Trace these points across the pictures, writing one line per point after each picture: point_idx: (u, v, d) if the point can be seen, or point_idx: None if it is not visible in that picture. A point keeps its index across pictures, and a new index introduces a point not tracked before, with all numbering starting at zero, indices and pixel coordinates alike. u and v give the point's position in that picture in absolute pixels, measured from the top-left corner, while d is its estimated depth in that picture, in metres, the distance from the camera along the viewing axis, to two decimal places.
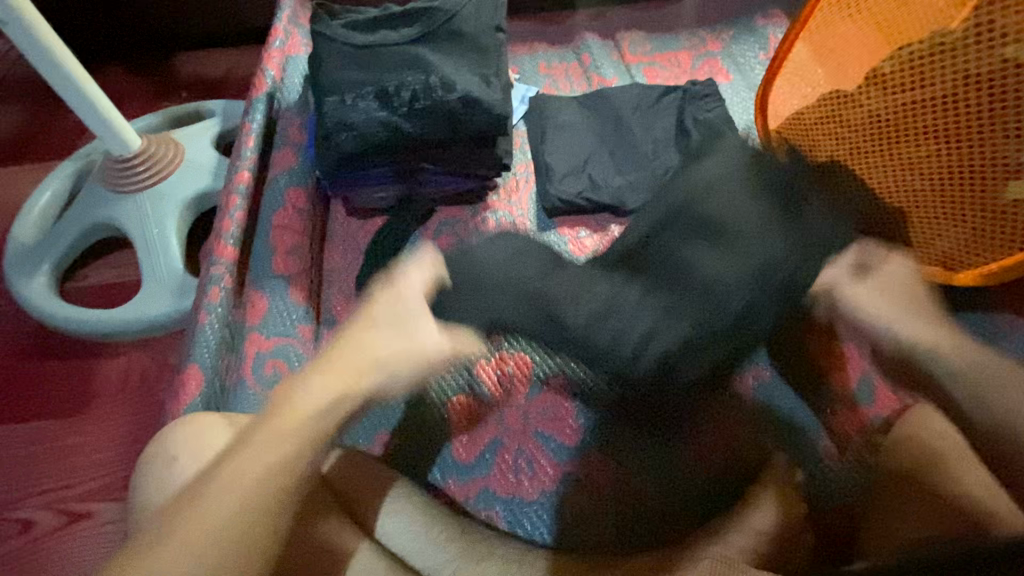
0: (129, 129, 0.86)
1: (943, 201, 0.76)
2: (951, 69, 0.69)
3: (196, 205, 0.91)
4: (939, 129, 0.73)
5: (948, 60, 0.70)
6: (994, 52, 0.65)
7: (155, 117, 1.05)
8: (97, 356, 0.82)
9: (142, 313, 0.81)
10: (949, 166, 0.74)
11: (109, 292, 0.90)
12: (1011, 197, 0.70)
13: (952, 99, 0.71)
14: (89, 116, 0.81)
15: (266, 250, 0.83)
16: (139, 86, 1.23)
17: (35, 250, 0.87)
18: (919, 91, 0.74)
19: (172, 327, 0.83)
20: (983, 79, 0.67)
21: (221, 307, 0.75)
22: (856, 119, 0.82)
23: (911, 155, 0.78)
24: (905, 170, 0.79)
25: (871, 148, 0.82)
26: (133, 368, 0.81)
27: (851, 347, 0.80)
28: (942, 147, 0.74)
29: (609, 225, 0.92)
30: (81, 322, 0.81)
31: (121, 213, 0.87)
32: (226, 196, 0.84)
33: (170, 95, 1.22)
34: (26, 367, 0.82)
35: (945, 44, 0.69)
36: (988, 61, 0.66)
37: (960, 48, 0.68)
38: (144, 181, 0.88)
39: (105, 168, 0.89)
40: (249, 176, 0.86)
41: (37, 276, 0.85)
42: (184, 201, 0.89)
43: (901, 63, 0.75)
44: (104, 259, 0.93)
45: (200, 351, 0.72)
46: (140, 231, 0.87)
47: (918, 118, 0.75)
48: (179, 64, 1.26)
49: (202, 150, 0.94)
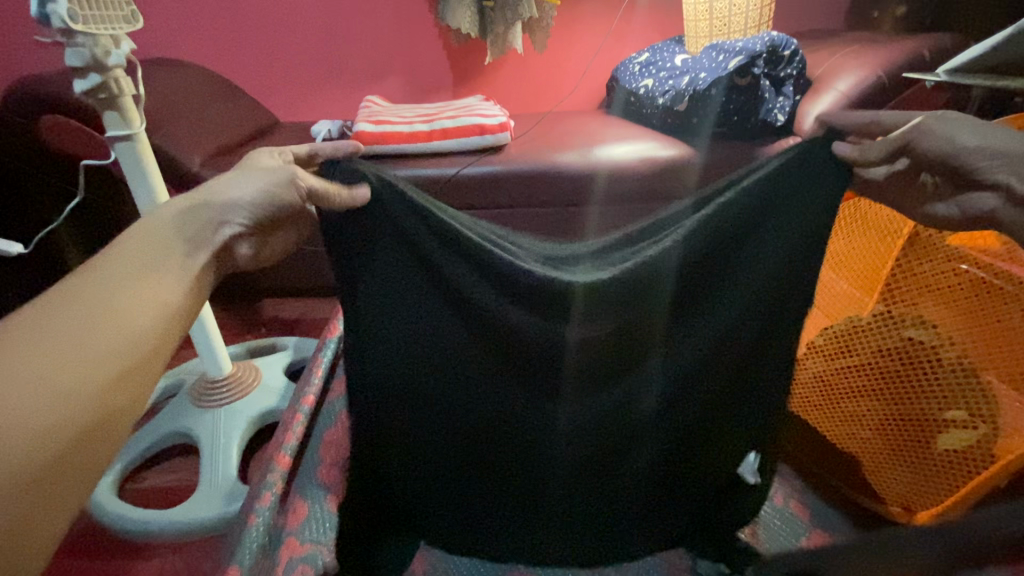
0: (225, 358, 1.09)
1: (886, 449, 0.93)
2: (870, 342, 0.95)
3: (201, 214, 0.58)
4: (903, 388, 0.91)
5: (870, 334, 0.95)
6: (901, 332, 0.92)
7: (239, 347, 1.32)
8: (135, 558, 0.92)
9: (191, 516, 0.93)
10: (884, 419, 0.93)
11: (161, 494, 1.03)
12: (949, 419, 0.87)
13: (888, 357, 0.93)
14: (202, 347, 1.06)
15: (299, 485, 0.92)
16: (229, 322, 1.55)
17: (113, 452, 1.04)
18: (850, 359, 0.98)
19: (213, 532, 0.94)
20: (897, 347, 0.92)
21: (268, 511, 0.86)
22: (805, 378, 1.04)
23: (853, 404, 0.97)
24: (852, 419, 0.97)
25: (821, 400, 1.01)
26: (163, 572, 0.89)
27: None
28: (882, 401, 0.94)
29: None
30: (132, 520, 0.93)
31: (196, 424, 1.05)
32: (291, 413, 1.02)
33: (251, 331, 1.52)
34: (70, 564, 0.91)
35: (863, 325, 0.96)
36: (898, 336, 0.92)
37: (878, 325, 0.95)
38: (223, 400, 1.07)
39: (196, 388, 1.10)
40: (313, 399, 1.05)
41: (106, 476, 1.00)
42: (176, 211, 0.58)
43: (830, 338, 1.01)
44: (165, 465, 1.08)
45: (242, 553, 0.80)
46: (208, 439, 1.03)
47: (877, 358, 0.94)
48: (263, 308, 1.60)
49: (275, 377, 1.16)
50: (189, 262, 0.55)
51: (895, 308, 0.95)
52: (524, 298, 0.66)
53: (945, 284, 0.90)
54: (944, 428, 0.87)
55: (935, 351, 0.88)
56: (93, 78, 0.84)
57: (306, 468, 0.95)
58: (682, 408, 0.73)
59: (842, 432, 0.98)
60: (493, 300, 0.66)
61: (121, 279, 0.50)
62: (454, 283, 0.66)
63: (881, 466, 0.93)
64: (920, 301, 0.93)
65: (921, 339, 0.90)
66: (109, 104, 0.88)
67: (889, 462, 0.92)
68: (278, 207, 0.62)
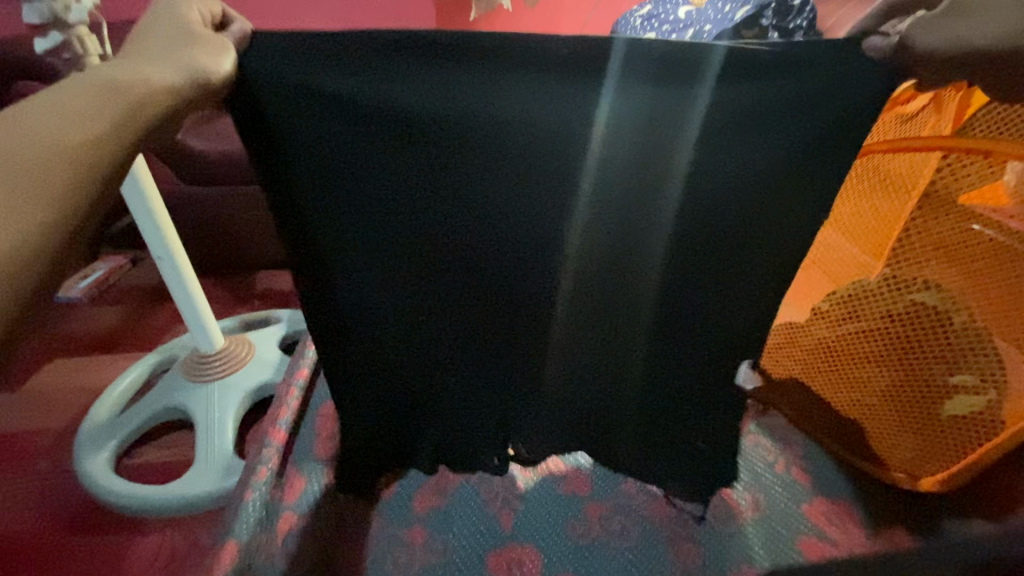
0: (217, 332, 1.07)
1: (891, 415, 0.91)
2: (878, 308, 0.92)
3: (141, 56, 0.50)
4: (911, 355, 0.88)
5: (878, 300, 0.92)
6: (911, 297, 0.88)
7: (232, 321, 1.29)
8: (134, 533, 0.91)
9: (187, 492, 0.92)
10: (889, 386, 0.91)
11: (158, 469, 1.02)
12: (954, 384, 0.85)
13: (896, 323, 0.90)
14: (192, 321, 1.03)
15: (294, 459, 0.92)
16: (222, 295, 1.52)
17: (107, 429, 1.03)
18: (856, 325, 0.94)
19: (211, 507, 0.93)
20: (906, 314, 0.88)
21: (264, 486, 0.86)
22: (808, 344, 1.00)
23: (859, 370, 0.94)
24: (858, 386, 0.94)
25: (824, 366, 0.98)
26: (163, 547, 0.89)
27: (841, 550, 0.84)
28: (888, 368, 0.91)
29: (618, 492, 0.92)
30: (129, 497, 0.92)
31: (189, 399, 1.04)
32: (285, 387, 1.00)
33: (245, 304, 1.49)
34: (69, 541, 0.91)
35: (871, 291, 0.92)
36: (908, 302, 0.88)
37: (886, 291, 0.91)
38: (216, 375, 1.05)
39: (188, 362, 1.08)
40: (308, 372, 1.03)
41: (100, 453, 0.99)
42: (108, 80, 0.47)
43: (835, 302, 0.97)
44: (161, 440, 1.07)
45: (239, 527, 0.80)
46: (202, 415, 1.01)
47: (884, 324, 0.91)
48: (256, 280, 1.57)
49: (269, 350, 1.14)
50: (109, 101, 0.45)
51: (901, 271, 0.89)
52: (505, 229, 0.62)
53: (956, 246, 0.84)
54: (951, 395, 0.85)
55: (946, 317, 0.85)
56: (55, 38, 0.78)
57: (302, 443, 0.94)
58: (673, 362, 0.71)
59: (846, 398, 0.96)
60: (471, 201, 0.60)
61: (41, 139, 0.43)
62: (421, 204, 0.60)
63: (885, 431, 0.92)
64: (930, 262, 0.87)
65: (932, 304, 0.86)
66: (74, 66, 0.82)
67: (894, 428, 0.91)
68: (184, 72, 0.48)
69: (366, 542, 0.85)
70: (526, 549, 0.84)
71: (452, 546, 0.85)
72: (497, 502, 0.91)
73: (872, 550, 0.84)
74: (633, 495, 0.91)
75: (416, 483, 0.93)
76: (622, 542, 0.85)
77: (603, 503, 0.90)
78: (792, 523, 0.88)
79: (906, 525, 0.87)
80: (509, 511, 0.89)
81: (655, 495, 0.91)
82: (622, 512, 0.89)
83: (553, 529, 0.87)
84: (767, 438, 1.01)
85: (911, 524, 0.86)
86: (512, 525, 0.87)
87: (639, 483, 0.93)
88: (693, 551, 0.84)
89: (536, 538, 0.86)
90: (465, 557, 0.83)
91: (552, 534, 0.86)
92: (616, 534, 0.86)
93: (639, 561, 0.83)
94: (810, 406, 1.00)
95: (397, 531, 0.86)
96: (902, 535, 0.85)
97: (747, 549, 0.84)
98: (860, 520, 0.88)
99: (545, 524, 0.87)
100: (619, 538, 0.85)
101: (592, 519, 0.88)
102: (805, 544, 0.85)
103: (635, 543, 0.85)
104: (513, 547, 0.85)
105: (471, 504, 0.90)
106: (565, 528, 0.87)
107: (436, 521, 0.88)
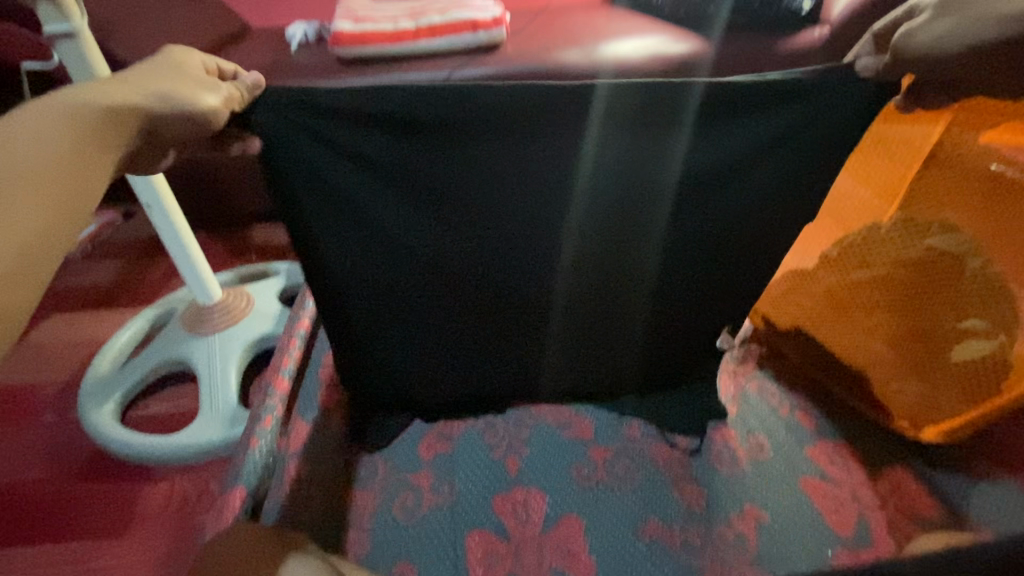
0: (213, 284, 1.05)
1: (901, 360, 0.90)
2: (891, 252, 0.90)
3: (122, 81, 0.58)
4: (925, 297, 0.87)
5: (891, 244, 0.90)
6: (924, 242, 0.87)
7: (229, 274, 1.27)
8: (144, 482, 0.93)
9: (193, 442, 0.93)
10: (899, 329, 0.90)
11: (164, 420, 1.03)
12: (968, 327, 0.83)
13: (910, 266, 0.88)
14: (187, 273, 1.00)
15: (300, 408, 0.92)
16: (219, 249, 1.49)
17: (109, 382, 1.02)
18: (868, 270, 0.92)
19: (219, 455, 0.94)
20: (921, 258, 0.87)
21: (270, 434, 0.84)
22: (817, 290, 0.97)
23: (869, 314, 0.92)
24: (866, 331, 0.93)
25: (832, 311, 0.96)
26: (173, 494, 0.91)
27: (842, 490, 0.85)
28: (900, 312, 0.90)
29: (621, 437, 0.92)
30: (136, 447, 0.93)
31: (191, 351, 1.03)
32: (286, 338, 0.98)
33: (243, 257, 1.46)
34: (79, 490, 0.93)
35: (883, 234, 0.91)
36: (922, 246, 0.87)
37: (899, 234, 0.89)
38: (217, 327, 1.04)
39: (187, 314, 1.06)
40: (309, 324, 1.01)
41: (105, 404, 0.99)
42: (91, 107, 0.54)
43: (844, 248, 0.95)
44: (165, 392, 1.08)
45: (246, 474, 0.78)
46: (206, 367, 1.01)
47: (897, 268, 0.89)
48: (253, 233, 1.53)
49: (269, 302, 1.12)
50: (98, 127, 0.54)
51: (917, 214, 0.88)
52: (506, 204, 0.78)
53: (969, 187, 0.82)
54: (962, 338, 0.84)
55: (961, 259, 0.84)
56: None
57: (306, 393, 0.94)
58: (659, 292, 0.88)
59: (854, 344, 0.94)
60: (482, 175, 0.75)
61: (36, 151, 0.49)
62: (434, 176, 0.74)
63: (894, 376, 0.90)
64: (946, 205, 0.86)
65: (945, 247, 0.85)
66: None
67: (903, 373, 0.90)
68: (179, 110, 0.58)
69: (374, 486, 0.88)
70: (530, 490, 0.86)
71: (458, 488, 0.86)
72: (499, 445, 0.92)
73: (872, 490, 0.85)
74: (637, 438, 0.91)
75: (422, 430, 0.94)
76: (627, 484, 0.86)
77: (607, 446, 0.91)
78: (795, 464, 0.88)
79: (908, 466, 0.87)
80: (514, 454, 0.90)
81: (659, 438, 0.92)
82: (626, 454, 0.90)
83: (558, 472, 0.88)
84: (771, 383, 1.00)
85: (913, 466, 0.87)
86: (517, 469, 0.88)
87: (643, 426, 0.93)
88: (695, 491, 0.86)
89: (540, 479, 0.87)
90: (471, 498, 0.85)
91: (556, 476, 0.87)
92: (620, 476, 0.87)
93: (643, 502, 0.84)
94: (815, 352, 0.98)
95: (404, 476, 0.88)
96: (903, 476, 0.86)
97: (750, 490, 0.85)
98: (863, 461, 0.89)
99: (550, 467, 0.89)
100: (623, 480, 0.86)
101: (596, 462, 0.89)
102: (808, 484, 0.86)
103: (638, 483, 0.86)
104: (517, 488, 0.86)
105: (475, 447, 0.91)
106: (570, 470, 0.88)
107: (442, 465, 0.89)
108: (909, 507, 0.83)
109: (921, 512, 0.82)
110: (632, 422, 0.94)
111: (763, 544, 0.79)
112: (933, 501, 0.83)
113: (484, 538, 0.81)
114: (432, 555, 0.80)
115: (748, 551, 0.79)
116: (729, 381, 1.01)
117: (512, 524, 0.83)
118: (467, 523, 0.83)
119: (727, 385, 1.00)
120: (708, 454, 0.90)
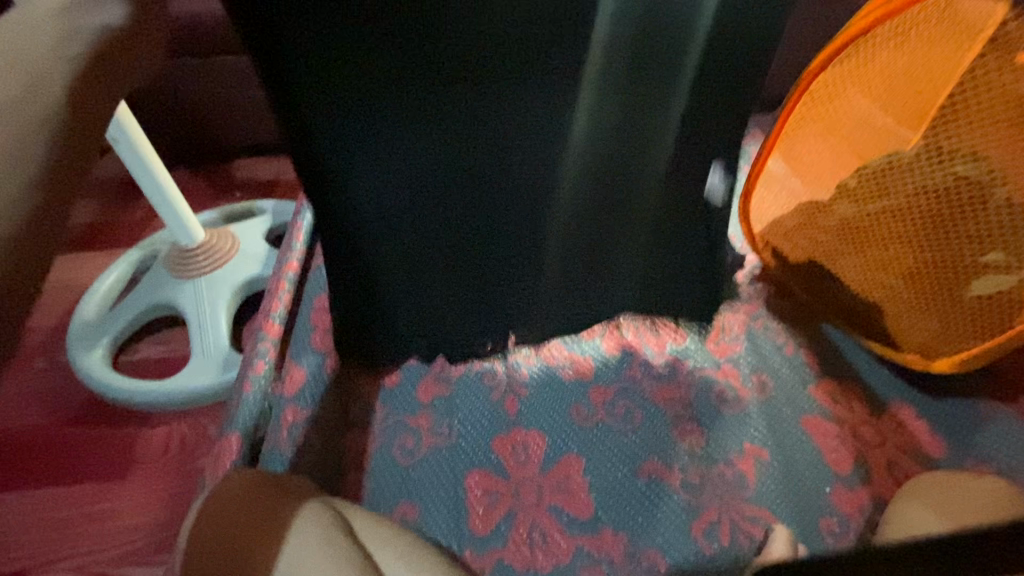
0: (196, 224, 0.99)
1: (912, 296, 0.87)
2: (917, 181, 0.83)
3: None
4: (947, 229, 0.83)
5: (917, 171, 0.83)
6: (952, 169, 0.80)
7: (212, 214, 1.21)
8: (141, 426, 0.92)
9: (186, 388, 0.91)
10: (915, 264, 0.86)
11: (157, 365, 1.01)
12: (986, 262, 0.80)
13: (935, 196, 0.82)
14: (166, 212, 0.94)
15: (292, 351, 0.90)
16: (201, 187, 1.41)
17: (96, 328, 0.99)
18: (891, 200, 0.86)
19: (215, 400, 0.93)
20: (951, 187, 0.81)
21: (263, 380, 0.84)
22: (829, 224, 0.93)
23: (882, 249, 0.89)
24: (880, 265, 0.89)
25: (845, 244, 0.92)
26: (173, 438, 0.91)
27: (843, 428, 0.85)
28: (919, 246, 0.86)
29: (621, 378, 0.90)
30: (129, 393, 0.91)
31: (177, 296, 0.99)
32: (275, 280, 0.94)
33: (226, 196, 1.39)
34: (76, 436, 0.92)
35: (910, 162, 0.83)
36: (950, 173, 0.81)
37: (925, 160, 0.82)
38: (202, 269, 1.00)
39: (170, 257, 1.01)
40: (297, 265, 0.97)
41: (95, 351, 0.97)
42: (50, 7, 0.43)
43: (864, 179, 0.88)
44: (156, 337, 1.05)
45: (241, 419, 0.80)
46: (193, 311, 0.98)
47: (920, 199, 0.84)
48: (235, 169, 1.45)
49: (255, 243, 1.07)
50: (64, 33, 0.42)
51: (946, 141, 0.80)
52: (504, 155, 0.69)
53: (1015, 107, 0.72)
54: (977, 274, 0.81)
55: (988, 189, 0.78)
56: None
57: (297, 335, 0.92)
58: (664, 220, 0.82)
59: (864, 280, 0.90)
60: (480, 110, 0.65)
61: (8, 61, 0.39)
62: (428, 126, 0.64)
63: (903, 312, 0.88)
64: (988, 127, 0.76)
65: (976, 176, 0.79)
66: None
67: (913, 308, 0.88)
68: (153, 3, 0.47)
69: (373, 429, 0.87)
70: (530, 431, 0.85)
71: (457, 430, 0.86)
72: (498, 385, 0.90)
73: (874, 428, 0.85)
74: (638, 378, 0.90)
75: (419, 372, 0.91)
76: (626, 425, 0.86)
77: (607, 387, 0.89)
78: (797, 403, 0.88)
79: (911, 405, 0.87)
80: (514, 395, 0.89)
81: (662, 377, 0.90)
82: (626, 395, 0.88)
83: (558, 413, 0.87)
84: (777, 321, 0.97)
85: (916, 405, 0.86)
86: (515, 410, 0.88)
87: (644, 366, 0.91)
88: (695, 431, 0.85)
89: (540, 420, 0.86)
90: (470, 440, 0.85)
91: (556, 417, 0.87)
92: (620, 416, 0.86)
93: (642, 442, 0.84)
94: (823, 288, 0.95)
95: (401, 418, 0.87)
96: (906, 415, 0.86)
97: (750, 429, 0.85)
98: (866, 400, 0.88)
99: (550, 408, 0.88)
100: (621, 421, 0.86)
101: (596, 403, 0.88)
102: (808, 422, 0.85)
103: (638, 424, 0.86)
104: (517, 429, 0.86)
105: (474, 389, 0.90)
106: (569, 411, 0.87)
107: (440, 407, 0.88)
108: (909, 445, 0.83)
109: (922, 449, 0.82)
110: (633, 363, 0.92)
111: (761, 481, 0.80)
112: (934, 439, 0.83)
113: (486, 479, 0.81)
114: (433, 495, 0.80)
115: (746, 489, 0.80)
116: (734, 318, 0.97)
117: (511, 462, 0.83)
118: (467, 463, 0.83)
119: (732, 322, 0.96)
120: (710, 394, 0.89)
